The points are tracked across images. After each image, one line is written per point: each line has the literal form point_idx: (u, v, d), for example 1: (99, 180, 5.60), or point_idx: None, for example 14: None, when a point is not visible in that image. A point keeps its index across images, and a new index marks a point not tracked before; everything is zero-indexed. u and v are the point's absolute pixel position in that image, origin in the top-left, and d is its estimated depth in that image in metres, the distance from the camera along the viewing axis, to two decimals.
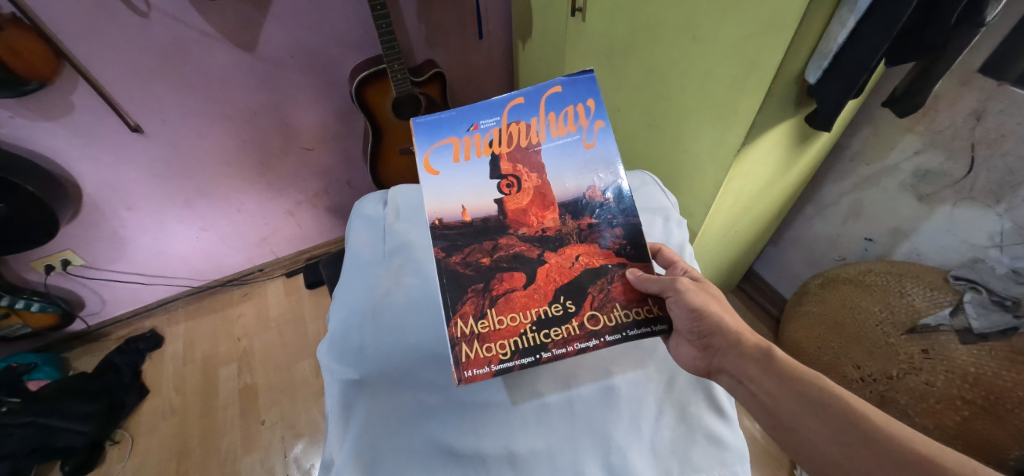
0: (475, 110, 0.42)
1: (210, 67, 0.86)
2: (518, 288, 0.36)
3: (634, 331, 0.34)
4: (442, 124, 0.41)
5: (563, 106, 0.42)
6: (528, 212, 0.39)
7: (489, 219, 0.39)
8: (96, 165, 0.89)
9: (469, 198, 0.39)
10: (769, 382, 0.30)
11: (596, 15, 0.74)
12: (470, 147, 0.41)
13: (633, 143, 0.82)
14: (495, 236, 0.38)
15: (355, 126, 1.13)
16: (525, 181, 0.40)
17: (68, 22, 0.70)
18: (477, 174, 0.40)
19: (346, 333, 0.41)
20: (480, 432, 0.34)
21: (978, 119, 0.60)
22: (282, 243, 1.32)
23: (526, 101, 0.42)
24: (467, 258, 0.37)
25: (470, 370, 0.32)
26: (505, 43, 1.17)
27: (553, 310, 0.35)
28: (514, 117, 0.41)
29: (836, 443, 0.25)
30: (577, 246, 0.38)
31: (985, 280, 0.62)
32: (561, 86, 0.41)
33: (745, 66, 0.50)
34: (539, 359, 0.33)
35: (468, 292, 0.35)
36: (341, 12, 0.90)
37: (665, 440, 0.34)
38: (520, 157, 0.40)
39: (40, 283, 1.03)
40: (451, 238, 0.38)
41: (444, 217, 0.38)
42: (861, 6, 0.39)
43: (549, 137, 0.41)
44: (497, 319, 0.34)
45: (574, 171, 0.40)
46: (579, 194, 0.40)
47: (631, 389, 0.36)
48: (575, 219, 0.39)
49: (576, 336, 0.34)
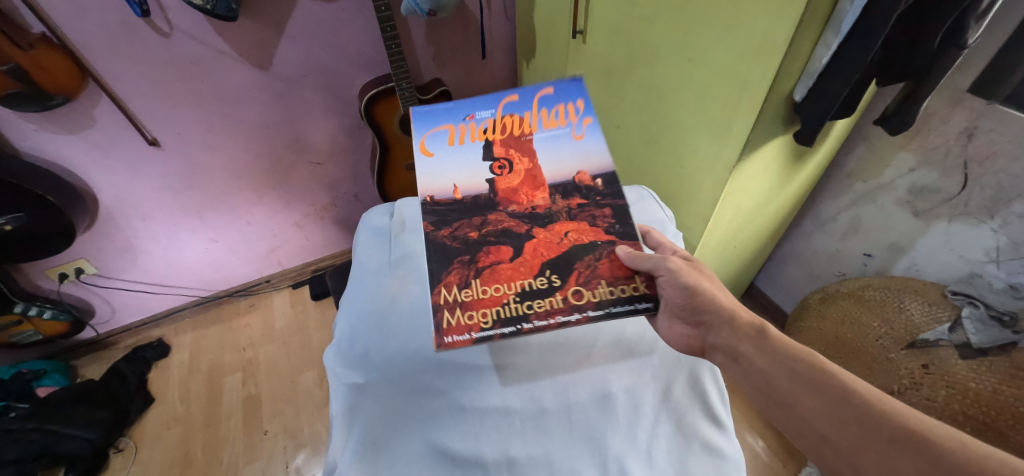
0: (473, 103, 0.47)
1: (226, 84, 0.90)
2: (503, 260, 0.37)
3: (618, 307, 0.34)
4: (441, 113, 0.46)
5: (556, 104, 0.46)
6: (518, 191, 0.42)
7: (479, 196, 0.41)
8: (114, 176, 0.92)
9: (461, 178, 0.42)
10: (762, 360, 0.31)
11: (596, 37, 0.78)
12: (465, 133, 0.45)
13: (632, 160, 0.84)
14: (484, 212, 0.40)
15: (363, 141, 1.17)
16: (517, 164, 0.43)
17: (94, 42, 0.74)
18: (470, 157, 0.43)
19: (352, 338, 0.42)
20: (482, 437, 0.34)
21: (970, 137, 0.62)
22: (290, 255, 1.34)
23: (520, 98, 0.47)
24: (456, 232, 0.38)
25: (450, 336, 0.32)
26: (510, 64, 1.21)
27: (538, 283, 0.36)
28: (508, 110, 0.46)
29: (828, 418, 0.25)
30: (565, 223, 0.40)
31: (982, 294, 0.62)
32: (553, 88, 0.47)
33: (738, 85, 0.52)
34: (519, 330, 0.32)
35: (454, 263, 0.36)
36: (353, 33, 0.94)
37: (661, 448, 0.34)
38: (513, 143, 0.44)
39: (53, 290, 1.05)
40: (441, 212, 0.40)
41: (435, 194, 0.40)
42: (844, 28, 0.42)
43: (541, 128, 0.45)
44: (481, 288, 0.35)
45: (563, 157, 0.43)
46: (567, 177, 0.42)
47: (627, 397, 0.37)
48: (565, 197, 0.41)
49: (558, 309, 0.34)
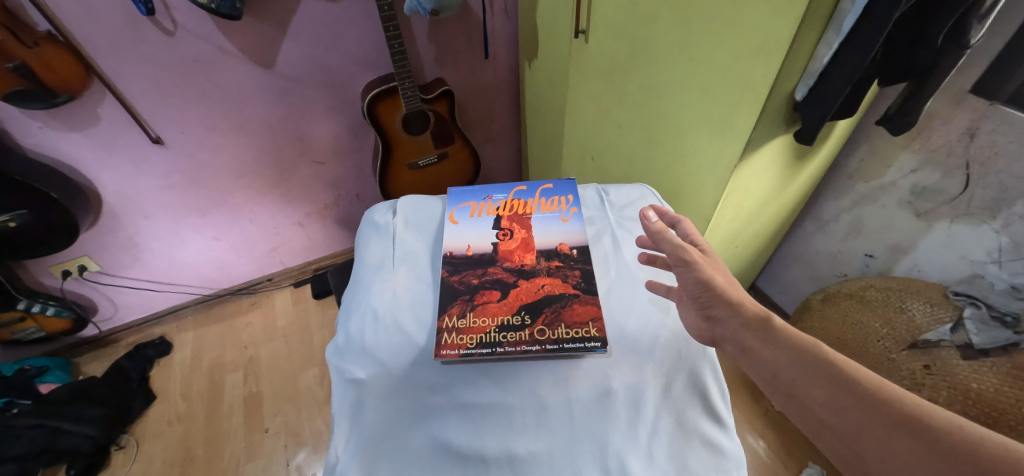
0: (493, 188, 0.56)
1: (230, 83, 0.91)
2: (493, 300, 0.41)
3: (570, 344, 0.37)
4: (468, 192, 0.55)
5: (555, 195, 0.54)
6: (513, 252, 0.46)
7: (484, 254, 0.46)
8: (118, 174, 0.93)
9: (474, 239, 0.48)
10: (767, 350, 0.30)
11: (598, 37, 0.78)
12: (482, 209, 0.52)
13: (633, 160, 0.84)
14: (486, 265, 0.45)
15: (365, 140, 1.17)
16: (517, 232, 0.48)
17: (100, 40, 0.74)
18: (481, 227, 0.49)
19: (352, 334, 0.40)
20: (481, 433, 0.32)
21: (971, 137, 0.62)
22: (291, 253, 1.34)
23: (527, 189, 0.55)
24: (463, 278, 0.44)
25: (443, 349, 0.37)
26: (513, 64, 1.22)
27: (514, 320, 0.39)
28: (517, 195, 0.54)
29: (833, 406, 0.25)
30: (543, 278, 0.43)
31: (985, 294, 0.62)
32: (553, 184, 0.55)
33: (740, 85, 0.53)
34: (494, 353, 0.37)
35: (457, 300, 0.42)
36: (356, 32, 0.95)
37: (662, 445, 0.31)
38: (517, 219, 0.50)
39: (57, 287, 1.06)
40: (455, 264, 0.45)
41: (453, 250, 0.47)
42: (845, 28, 0.42)
43: (539, 211, 0.51)
44: (472, 319, 0.40)
45: (553, 231, 0.48)
46: (551, 246, 0.46)
47: (630, 393, 0.34)
48: (547, 260, 0.45)
49: (524, 340, 0.38)
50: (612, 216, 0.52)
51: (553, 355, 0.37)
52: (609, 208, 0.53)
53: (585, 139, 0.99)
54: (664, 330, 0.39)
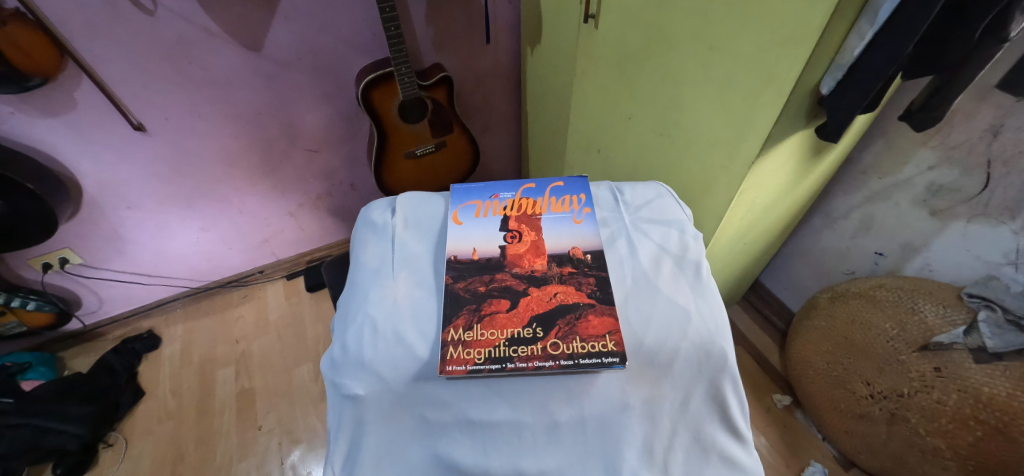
0: (499, 186, 0.53)
1: (214, 68, 0.85)
2: (502, 310, 0.38)
3: (586, 360, 0.32)
4: (472, 190, 0.52)
5: (564, 194, 0.51)
6: (522, 256, 0.43)
7: (492, 259, 0.43)
8: (96, 163, 0.88)
9: (479, 241, 0.45)
10: None
11: (609, 21, 0.73)
12: (488, 208, 0.49)
13: (642, 154, 0.81)
14: (494, 271, 0.42)
15: (360, 128, 1.12)
16: (525, 235, 0.45)
17: (72, 20, 0.68)
18: (488, 228, 0.47)
19: (345, 344, 0.37)
20: (491, 452, 0.29)
21: (995, 135, 0.59)
22: (284, 245, 1.31)
23: (535, 186, 0.53)
24: (468, 284, 0.40)
25: (449, 366, 0.33)
26: (513, 49, 1.16)
27: (525, 333, 0.36)
28: (525, 194, 0.51)
29: None
30: (556, 285, 0.40)
31: (1000, 297, 0.60)
32: (563, 181, 0.52)
33: (764, 77, 0.49)
34: (504, 369, 0.33)
35: (462, 310, 0.38)
36: (350, 12, 0.89)
37: (679, 463, 0.29)
38: (525, 220, 0.47)
39: (37, 281, 1.01)
40: (460, 271, 0.42)
41: (457, 254, 0.43)
42: (881, 17, 0.38)
43: (549, 211, 0.48)
44: (480, 332, 0.36)
45: (564, 232, 0.46)
46: (563, 250, 0.44)
47: (646, 410, 0.31)
48: (559, 266, 0.42)
49: (537, 354, 0.34)
50: (627, 216, 0.49)
51: (567, 371, 0.33)
52: (624, 208, 0.50)
53: (590, 129, 0.96)
54: (684, 342, 0.34)
